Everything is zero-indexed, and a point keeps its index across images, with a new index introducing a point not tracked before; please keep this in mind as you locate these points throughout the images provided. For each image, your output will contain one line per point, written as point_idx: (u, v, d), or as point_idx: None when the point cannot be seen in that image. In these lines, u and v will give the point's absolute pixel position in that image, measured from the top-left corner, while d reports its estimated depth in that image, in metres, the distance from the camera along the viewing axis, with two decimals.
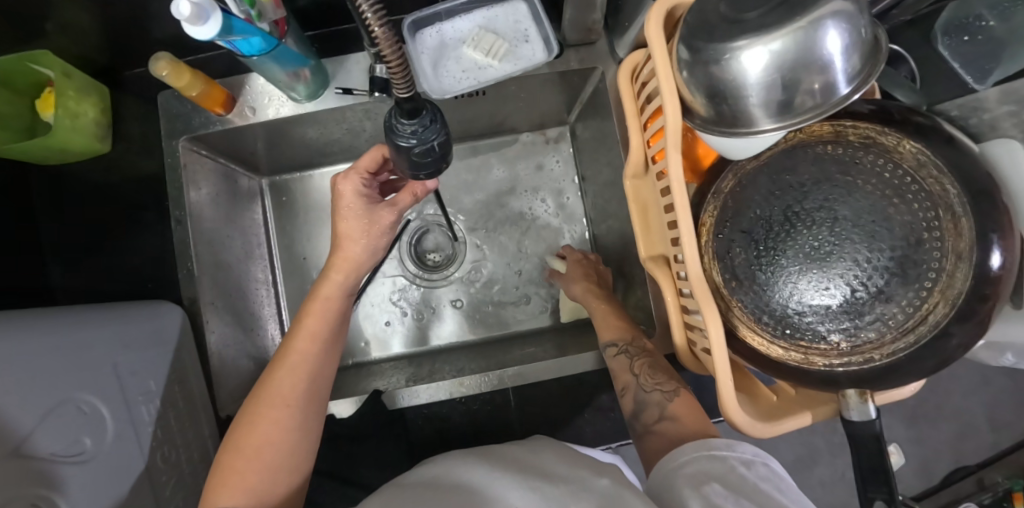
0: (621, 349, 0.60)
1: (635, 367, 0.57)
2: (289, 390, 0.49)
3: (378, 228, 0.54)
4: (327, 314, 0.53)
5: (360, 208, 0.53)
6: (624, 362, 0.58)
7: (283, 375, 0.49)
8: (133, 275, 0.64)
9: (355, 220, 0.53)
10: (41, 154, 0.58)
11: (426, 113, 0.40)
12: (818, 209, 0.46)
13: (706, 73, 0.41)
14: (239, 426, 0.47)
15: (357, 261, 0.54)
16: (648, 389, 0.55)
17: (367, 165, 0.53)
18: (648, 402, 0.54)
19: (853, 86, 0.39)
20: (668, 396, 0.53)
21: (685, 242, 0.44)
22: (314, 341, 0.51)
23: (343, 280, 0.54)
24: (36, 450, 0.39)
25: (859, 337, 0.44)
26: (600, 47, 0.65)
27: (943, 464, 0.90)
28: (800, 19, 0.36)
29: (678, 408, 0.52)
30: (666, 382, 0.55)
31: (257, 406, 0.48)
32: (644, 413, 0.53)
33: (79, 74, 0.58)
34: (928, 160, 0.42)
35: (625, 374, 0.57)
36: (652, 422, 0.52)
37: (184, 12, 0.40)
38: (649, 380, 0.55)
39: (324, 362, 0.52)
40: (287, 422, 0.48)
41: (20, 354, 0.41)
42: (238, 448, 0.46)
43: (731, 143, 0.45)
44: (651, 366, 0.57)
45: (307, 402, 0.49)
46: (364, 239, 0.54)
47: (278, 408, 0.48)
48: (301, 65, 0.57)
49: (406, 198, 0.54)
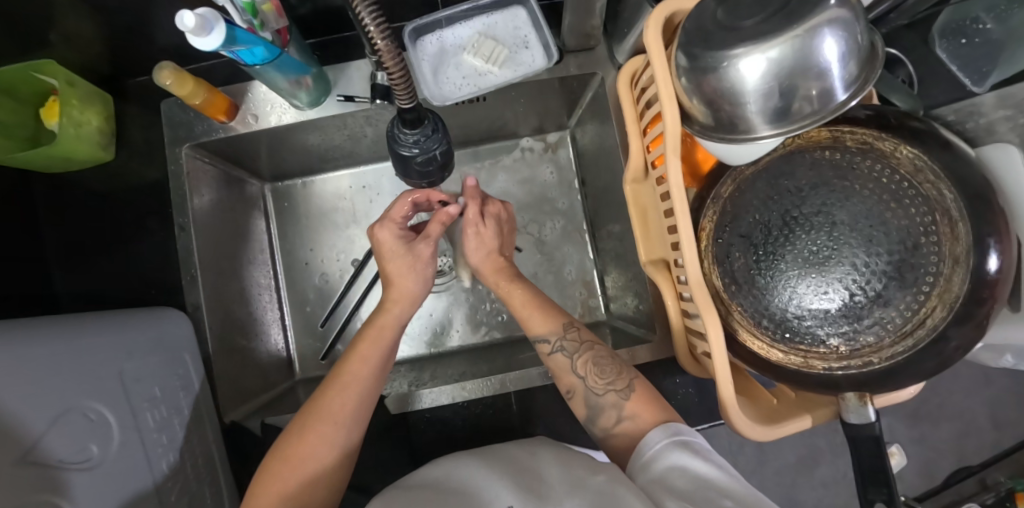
0: (555, 346, 0.57)
1: (577, 367, 0.55)
2: (343, 408, 0.49)
3: (423, 261, 0.58)
4: (383, 339, 0.55)
5: (401, 249, 0.58)
6: (563, 361, 0.56)
7: (341, 393, 0.50)
8: (136, 281, 0.64)
9: (399, 259, 0.57)
10: (47, 163, 0.59)
11: (428, 123, 0.41)
12: (817, 213, 0.46)
13: (704, 80, 0.41)
14: (288, 436, 0.48)
15: (414, 295, 0.57)
16: (599, 391, 0.53)
17: (398, 213, 0.60)
18: (603, 405, 0.53)
19: (851, 92, 0.39)
20: (622, 395, 0.52)
21: (684, 247, 0.45)
22: (369, 364, 0.52)
23: (401, 313, 0.57)
24: (44, 456, 0.40)
25: (858, 341, 0.44)
26: (599, 53, 0.66)
27: (946, 464, 0.90)
28: (797, 27, 0.36)
29: (634, 406, 0.51)
30: (618, 381, 0.53)
31: (310, 418, 0.49)
32: (601, 417, 0.53)
33: (83, 82, 0.59)
34: (924, 165, 0.42)
35: (569, 376, 0.56)
36: (611, 426, 0.52)
37: (188, 24, 0.41)
38: (597, 381, 0.54)
39: (375, 383, 0.53)
40: (331, 437, 0.48)
41: (28, 360, 0.42)
42: (284, 457, 0.47)
43: (730, 149, 0.45)
44: (596, 363, 0.55)
45: (357, 418, 0.50)
46: (415, 274, 0.57)
47: (331, 423, 0.48)
48: (303, 73, 0.57)
49: (434, 227, 0.59)
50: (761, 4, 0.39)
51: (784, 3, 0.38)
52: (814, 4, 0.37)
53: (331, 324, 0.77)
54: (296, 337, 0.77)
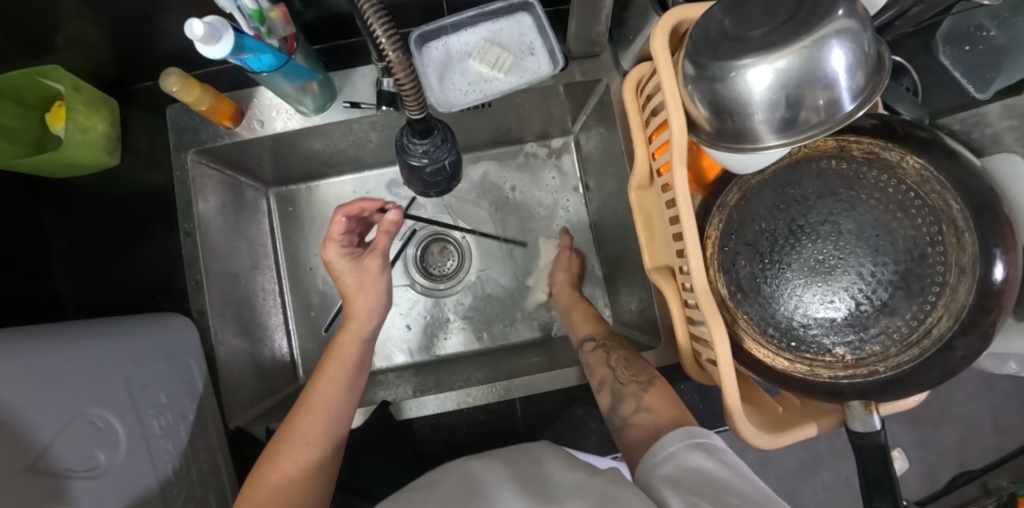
0: (598, 343, 0.64)
1: (610, 360, 0.60)
2: (313, 427, 0.51)
3: (371, 274, 0.58)
4: (345, 355, 0.57)
5: (347, 267, 0.59)
6: (600, 354, 0.62)
7: (309, 414, 0.52)
8: (140, 286, 0.64)
9: (351, 277, 0.59)
10: (51, 168, 0.59)
11: (437, 133, 0.42)
12: (823, 223, 0.46)
13: (711, 89, 0.41)
14: (263, 460, 0.50)
15: (368, 309, 0.59)
16: (624, 382, 0.57)
17: (337, 231, 0.60)
18: (624, 393, 0.55)
19: (858, 103, 0.39)
20: (644, 386, 0.55)
21: (690, 255, 0.45)
22: (336, 381, 0.55)
23: (360, 329, 0.59)
24: (53, 464, 0.40)
25: (864, 350, 0.44)
26: (604, 59, 0.66)
27: (947, 468, 0.90)
28: (804, 38, 0.37)
29: (652, 398, 0.53)
30: (642, 374, 0.57)
31: (283, 440, 0.51)
32: (621, 406, 0.55)
33: (89, 88, 0.59)
34: (930, 176, 0.43)
35: (602, 368, 0.60)
36: (628, 415, 0.53)
37: (197, 32, 0.41)
38: (625, 373, 0.58)
39: (345, 401, 0.54)
40: (304, 457, 0.50)
41: (37, 367, 0.42)
42: (260, 482, 0.48)
43: (736, 158, 0.45)
44: (628, 359, 0.59)
45: (329, 436, 0.52)
46: (368, 289, 0.59)
47: (302, 442, 0.50)
48: (309, 79, 0.57)
49: (383, 238, 0.57)
50: (769, 14, 0.40)
51: (792, 13, 0.38)
52: (823, 15, 0.37)
53: (335, 329, 0.78)
54: (300, 342, 0.78)
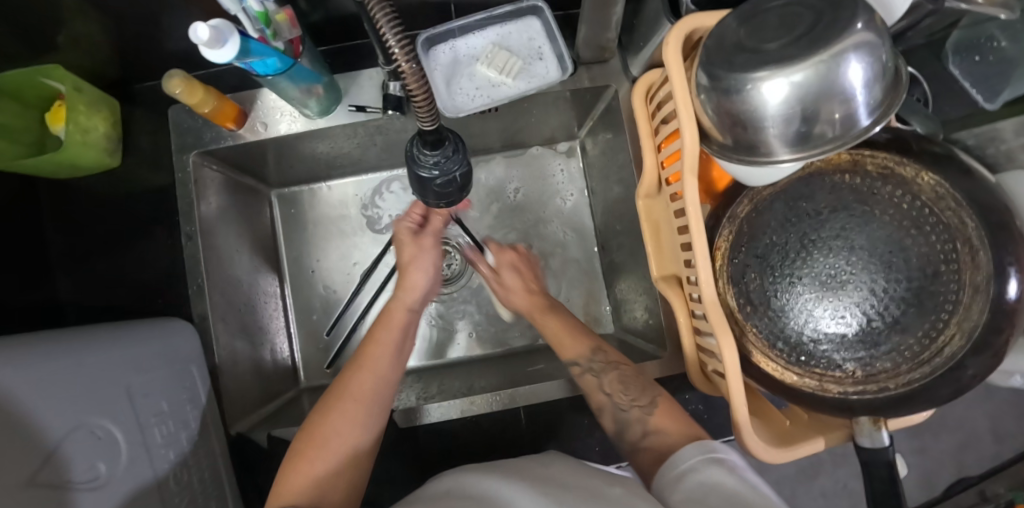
0: (585, 367, 0.59)
1: (605, 387, 0.56)
2: (365, 382, 0.52)
3: (425, 246, 0.66)
4: (394, 325, 0.60)
5: (406, 230, 0.65)
6: (592, 381, 0.57)
7: (360, 371, 0.53)
8: (141, 289, 0.63)
9: (410, 246, 0.65)
10: (51, 168, 0.58)
11: (449, 144, 0.42)
12: (834, 237, 0.46)
13: (726, 100, 0.40)
14: (312, 419, 0.49)
15: (421, 287, 0.64)
16: (624, 407, 0.53)
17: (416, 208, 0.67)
18: (627, 421, 0.52)
19: (874, 118, 0.39)
20: (646, 410, 0.52)
21: (699, 267, 0.45)
22: (386, 346, 0.57)
23: (409, 301, 0.63)
24: (57, 475, 0.39)
25: (874, 366, 0.44)
26: (613, 65, 0.65)
27: (945, 475, 0.91)
28: (822, 52, 0.36)
29: (658, 420, 0.50)
30: (641, 396, 0.53)
31: (333, 397, 0.51)
32: (626, 431, 0.52)
33: (90, 88, 0.58)
34: (946, 193, 0.42)
35: (598, 395, 0.56)
36: (637, 439, 0.50)
37: (202, 36, 0.40)
38: (623, 398, 0.54)
39: (393, 364, 0.56)
40: (358, 411, 0.50)
41: (37, 376, 0.41)
42: (310, 436, 0.47)
43: (749, 172, 0.45)
44: (622, 382, 0.55)
45: (381, 396, 0.52)
46: (425, 266, 0.65)
47: (354, 396, 0.51)
48: (314, 82, 0.56)
49: (438, 221, 0.67)
50: (786, 27, 0.39)
51: (809, 27, 0.38)
52: (840, 29, 0.36)
53: (337, 332, 0.77)
54: (302, 346, 0.77)
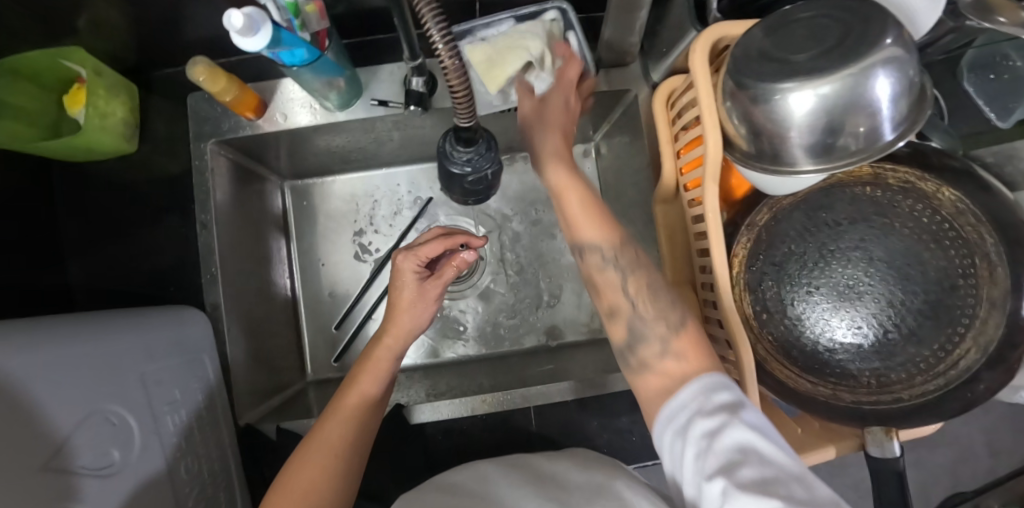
0: (606, 261, 0.44)
1: (627, 287, 0.44)
2: (340, 436, 0.47)
3: (426, 299, 0.53)
4: (378, 372, 0.52)
5: (413, 284, 0.52)
6: (612, 278, 0.44)
7: (336, 421, 0.48)
8: (151, 276, 0.63)
9: (411, 294, 0.52)
10: (68, 152, 0.57)
11: (481, 141, 0.43)
12: (853, 249, 0.47)
13: (752, 110, 0.41)
14: (286, 467, 0.46)
15: (410, 328, 0.53)
16: (646, 319, 0.42)
17: (429, 252, 0.51)
18: (646, 336, 0.42)
19: (898, 133, 0.39)
20: (673, 330, 0.41)
21: (719, 275, 0.45)
22: (363, 395, 0.50)
23: (394, 346, 0.53)
24: (70, 461, 0.39)
25: (888, 377, 0.45)
26: (633, 70, 0.66)
27: (940, 489, 0.92)
28: (852, 65, 0.37)
29: (684, 345, 0.40)
30: (671, 311, 0.42)
31: (308, 448, 0.46)
32: (640, 347, 0.42)
33: (110, 72, 0.58)
34: (966, 209, 0.44)
35: (614, 294, 0.44)
36: (652, 359, 0.41)
37: (235, 24, 0.40)
38: (649, 308, 0.43)
39: (371, 415, 0.50)
40: (331, 468, 0.46)
41: (53, 361, 0.41)
42: (283, 490, 0.44)
43: (772, 181, 0.45)
44: (652, 287, 0.43)
45: (355, 452, 0.48)
46: (411, 309, 0.53)
47: (328, 453, 0.46)
48: (337, 75, 0.56)
49: (448, 271, 0.53)
50: (815, 38, 0.39)
51: (840, 38, 0.38)
52: (872, 43, 0.37)
53: (345, 327, 0.77)
54: (310, 338, 0.77)
